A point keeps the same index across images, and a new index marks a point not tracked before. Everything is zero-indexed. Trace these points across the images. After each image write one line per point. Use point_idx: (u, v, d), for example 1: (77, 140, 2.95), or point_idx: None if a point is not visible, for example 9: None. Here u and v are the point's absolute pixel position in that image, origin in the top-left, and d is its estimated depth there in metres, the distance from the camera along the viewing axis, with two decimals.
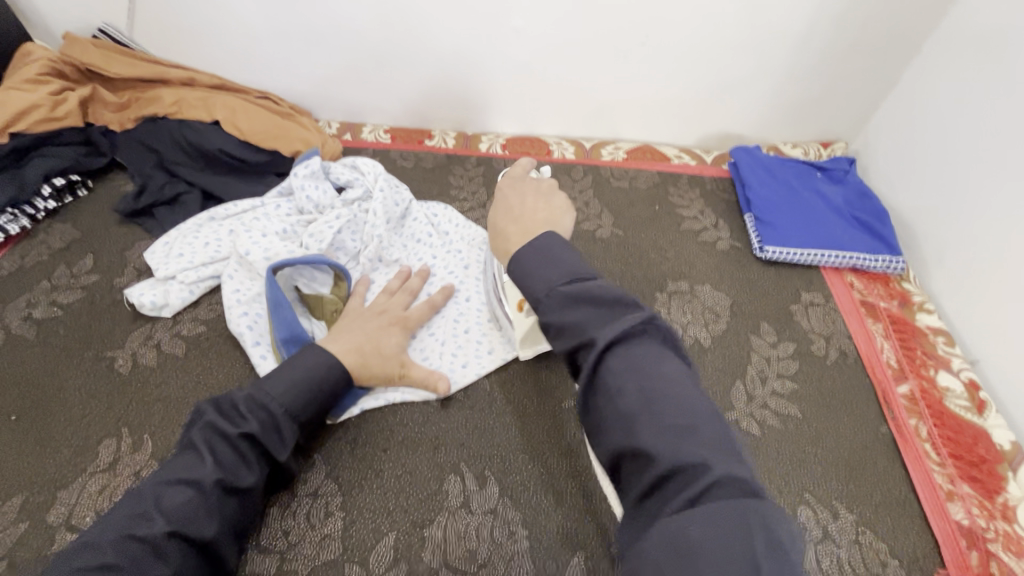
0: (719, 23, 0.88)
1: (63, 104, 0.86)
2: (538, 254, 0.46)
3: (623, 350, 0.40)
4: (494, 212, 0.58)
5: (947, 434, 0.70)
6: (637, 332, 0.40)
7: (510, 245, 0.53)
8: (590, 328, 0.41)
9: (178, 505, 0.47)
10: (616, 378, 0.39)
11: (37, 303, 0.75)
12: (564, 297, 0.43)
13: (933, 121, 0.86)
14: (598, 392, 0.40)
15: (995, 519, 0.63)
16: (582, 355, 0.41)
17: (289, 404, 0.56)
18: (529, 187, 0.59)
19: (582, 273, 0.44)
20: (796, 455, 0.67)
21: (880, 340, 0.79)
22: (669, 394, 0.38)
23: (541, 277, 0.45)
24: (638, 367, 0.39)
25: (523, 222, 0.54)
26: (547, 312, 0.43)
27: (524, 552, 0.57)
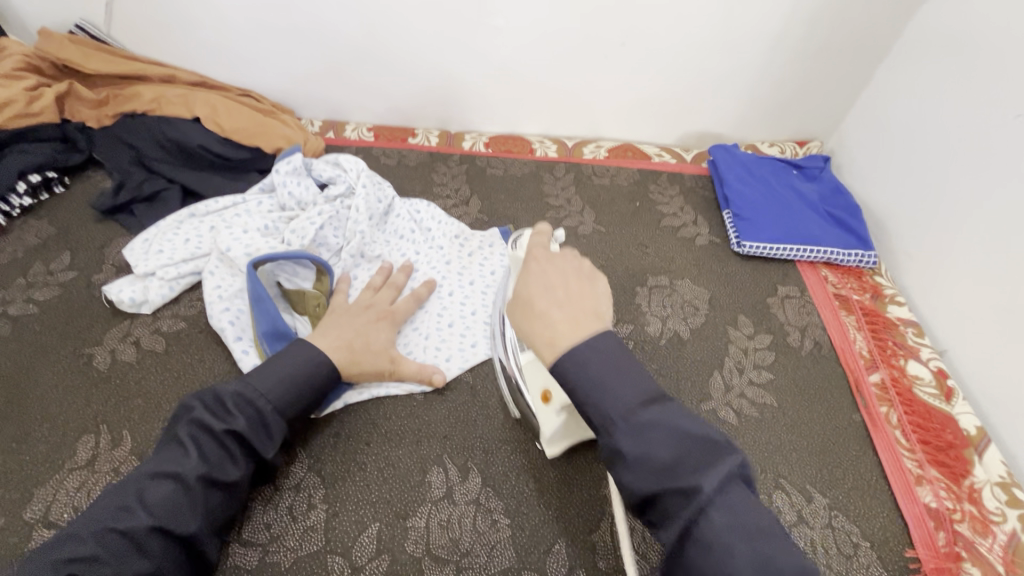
0: (697, 24, 0.90)
1: (40, 99, 0.85)
2: (595, 369, 0.44)
3: (724, 502, 0.39)
4: (525, 284, 0.52)
5: (916, 420, 0.72)
6: (732, 478, 0.40)
7: (557, 336, 0.46)
8: (685, 474, 0.39)
9: (160, 501, 0.48)
10: (718, 537, 0.38)
11: (12, 300, 0.74)
12: (644, 426, 0.41)
13: (902, 121, 0.89)
14: (689, 543, 0.39)
15: (962, 501, 0.65)
16: (672, 499, 0.39)
17: (276, 401, 0.55)
18: (567, 264, 0.53)
19: (656, 392, 0.43)
20: (773, 443, 0.69)
21: (853, 331, 0.81)
22: (772, 549, 0.38)
23: (614, 399, 0.43)
24: (739, 522, 0.38)
25: (568, 308, 0.48)
26: (622, 440, 0.41)
27: (507, 540, 0.57)
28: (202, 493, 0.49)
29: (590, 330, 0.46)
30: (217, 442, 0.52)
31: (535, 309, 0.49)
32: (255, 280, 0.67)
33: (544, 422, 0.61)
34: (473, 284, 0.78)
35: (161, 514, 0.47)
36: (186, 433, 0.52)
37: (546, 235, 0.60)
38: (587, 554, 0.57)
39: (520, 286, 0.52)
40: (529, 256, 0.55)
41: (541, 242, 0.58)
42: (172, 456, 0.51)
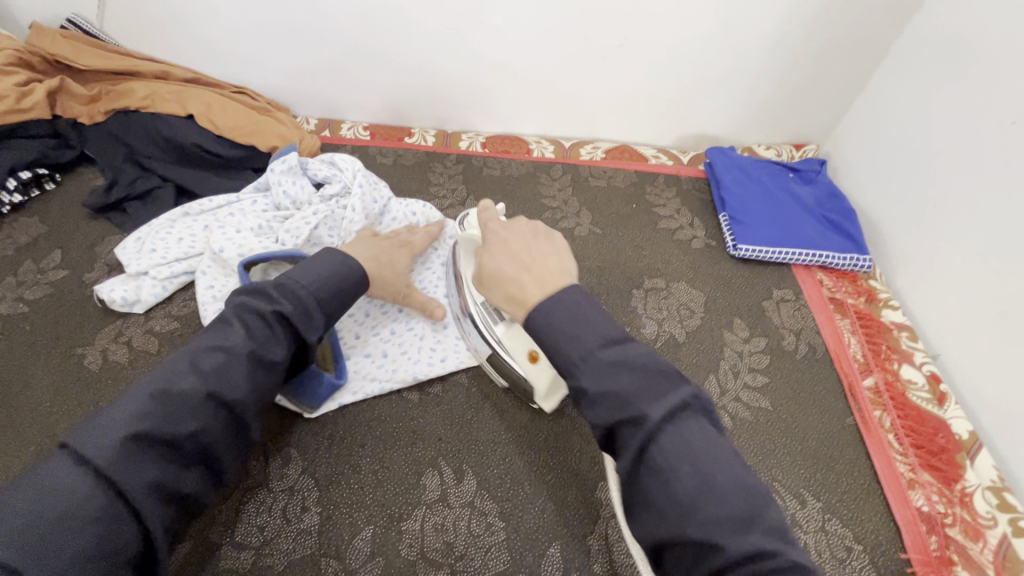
0: (696, 28, 0.90)
1: (31, 95, 0.84)
2: (565, 312, 0.44)
3: (674, 429, 0.39)
4: (488, 254, 0.55)
5: (909, 424, 0.72)
6: (686, 407, 0.40)
7: (527, 297, 0.48)
8: (637, 402, 0.40)
9: (161, 405, 0.46)
10: (670, 460, 0.38)
11: (2, 299, 0.73)
12: (604, 364, 0.41)
13: (898, 126, 0.90)
14: (646, 473, 0.39)
15: (953, 505, 0.66)
16: (625, 430, 0.40)
17: (282, 306, 0.55)
18: (523, 229, 0.57)
19: (616, 335, 0.43)
20: (767, 445, 0.69)
21: (847, 335, 0.82)
22: (724, 478, 0.38)
23: (576, 343, 0.43)
24: (688, 447, 0.39)
25: (535, 270, 0.50)
26: (584, 377, 0.42)
27: (501, 543, 0.57)
28: (204, 407, 0.48)
29: (558, 286, 0.47)
30: (222, 357, 0.51)
31: (504, 275, 0.51)
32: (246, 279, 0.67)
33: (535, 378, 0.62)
34: None
35: (163, 423, 0.45)
36: (193, 351, 0.51)
37: (492, 211, 0.63)
38: (581, 559, 0.57)
39: (486, 257, 0.54)
40: (488, 226, 0.58)
41: (491, 215, 0.61)
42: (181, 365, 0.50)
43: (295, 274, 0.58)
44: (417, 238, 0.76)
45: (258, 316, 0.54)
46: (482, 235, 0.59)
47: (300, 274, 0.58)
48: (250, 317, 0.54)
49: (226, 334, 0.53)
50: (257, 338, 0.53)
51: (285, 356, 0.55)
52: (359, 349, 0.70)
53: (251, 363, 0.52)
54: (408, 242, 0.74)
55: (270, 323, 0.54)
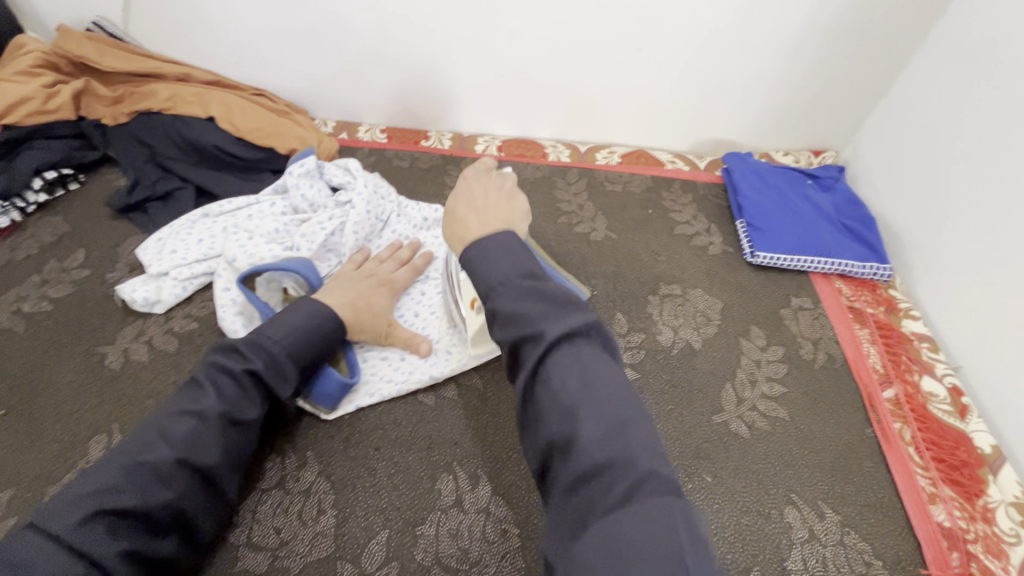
0: (714, 33, 0.89)
1: (57, 96, 0.86)
2: (499, 246, 0.45)
3: (570, 348, 0.39)
4: (454, 201, 0.54)
5: (930, 438, 0.71)
6: (583, 333, 0.40)
7: (467, 232, 0.50)
8: (539, 322, 0.40)
9: (132, 478, 0.47)
10: (559, 376, 0.38)
11: (27, 297, 0.74)
12: (519, 291, 0.42)
13: (919, 133, 0.89)
14: (539, 387, 0.39)
15: (976, 521, 0.65)
16: (526, 350, 0.40)
17: (251, 366, 0.56)
18: (493, 182, 0.56)
19: (536, 269, 0.44)
20: (784, 455, 0.69)
21: (867, 345, 0.80)
22: (610, 398, 0.38)
23: (497, 269, 0.44)
24: (581, 367, 0.39)
25: (484, 215, 0.51)
26: (499, 300, 0.42)
27: (516, 550, 0.57)
28: (176, 475, 0.48)
29: (492, 230, 0.48)
30: (193, 423, 0.51)
31: (456, 216, 0.52)
32: (251, 292, 0.68)
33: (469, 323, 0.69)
34: None
35: (134, 495, 0.46)
36: (164, 418, 0.52)
37: (489, 162, 0.60)
38: None
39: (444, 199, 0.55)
40: (463, 173, 0.58)
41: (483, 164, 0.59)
42: (151, 434, 0.51)
43: (266, 329, 0.58)
44: (399, 276, 0.74)
45: (230, 375, 0.55)
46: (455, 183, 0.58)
47: (271, 328, 0.59)
48: (221, 378, 0.55)
49: (195, 398, 0.53)
50: (228, 400, 0.54)
51: (258, 416, 0.56)
52: (376, 350, 0.71)
53: (222, 426, 0.52)
54: (388, 281, 0.72)
55: (241, 382, 0.55)
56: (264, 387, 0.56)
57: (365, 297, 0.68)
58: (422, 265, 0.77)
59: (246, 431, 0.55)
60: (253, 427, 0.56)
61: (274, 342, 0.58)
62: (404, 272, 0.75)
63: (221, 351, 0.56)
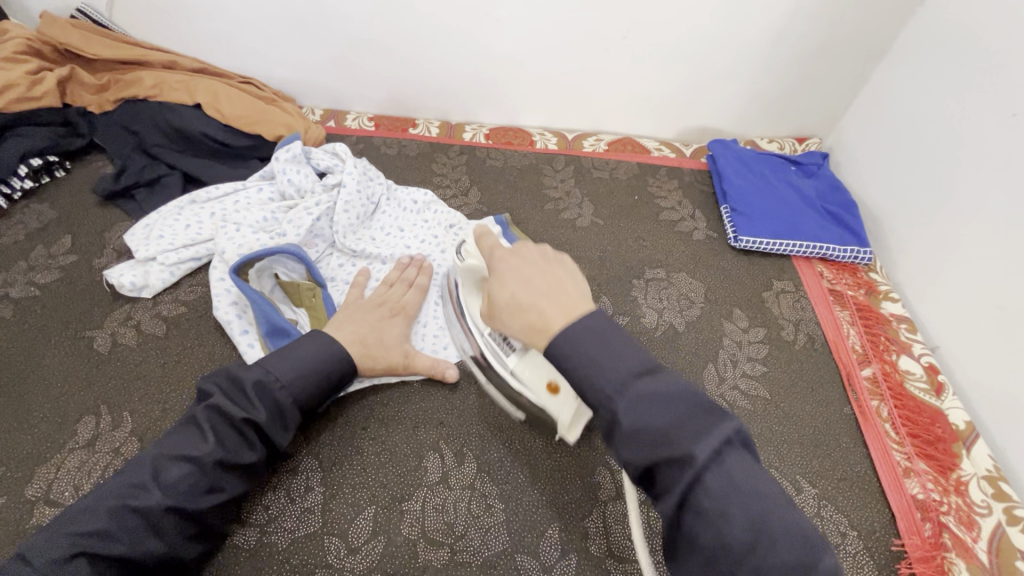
0: (700, 19, 0.90)
1: (41, 83, 0.86)
2: (591, 345, 0.42)
3: (719, 467, 0.37)
4: (502, 280, 0.50)
5: (906, 414, 0.73)
6: (728, 446, 0.38)
7: (549, 323, 0.45)
8: (681, 440, 0.38)
9: (121, 525, 0.46)
10: (716, 501, 0.37)
11: (14, 283, 0.74)
12: (641, 397, 0.39)
13: (901, 118, 0.90)
14: (690, 513, 0.37)
15: (949, 494, 0.66)
16: (668, 470, 0.38)
17: (252, 414, 0.54)
18: (530, 254, 0.52)
19: (649, 364, 0.42)
20: (765, 432, 0.70)
21: (847, 326, 0.82)
22: (769, 510, 0.37)
23: (610, 359, 0.41)
24: (734, 485, 0.37)
25: (555, 296, 0.47)
26: (621, 411, 0.39)
27: (500, 525, 0.58)
28: (166, 523, 0.48)
29: (578, 314, 0.44)
30: (188, 469, 0.50)
31: (521, 303, 0.47)
32: (244, 282, 0.68)
33: (559, 413, 0.57)
34: None
35: (125, 539, 0.46)
36: (159, 460, 0.50)
37: (491, 229, 0.61)
38: (576, 538, 0.58)
39: (497, 284, 0.50)
40: (494, 252, 0.55)
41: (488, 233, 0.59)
42: (144, 474, 0.50)
43: (268, 365, 0.57)
44: (408, 299, 0.72)
45: (228, 422, 0.53)
46: (491, 267, 0.54)
47: (277, 368, 0.57)
48: (220, 423, 0.53)
49: (192, 441, 0.52)
50: (226, 444, 0.52)
51: (258, 459, 0.54)
52: None
53: (219, 474, 0.51)
54: (400, 308, 0.70)
55: (241, 430, 0.53)
56: (271, 429, 0.55)
57: (378, 331, 0.66)
58: (426, 283, 0.74)
59: (243, 475, 0.54)
60: (250, 471, 0.54)
61: (281, 387, 0.56)
62: (413, 294, 0.72)
63: (225, 395, 0.54)
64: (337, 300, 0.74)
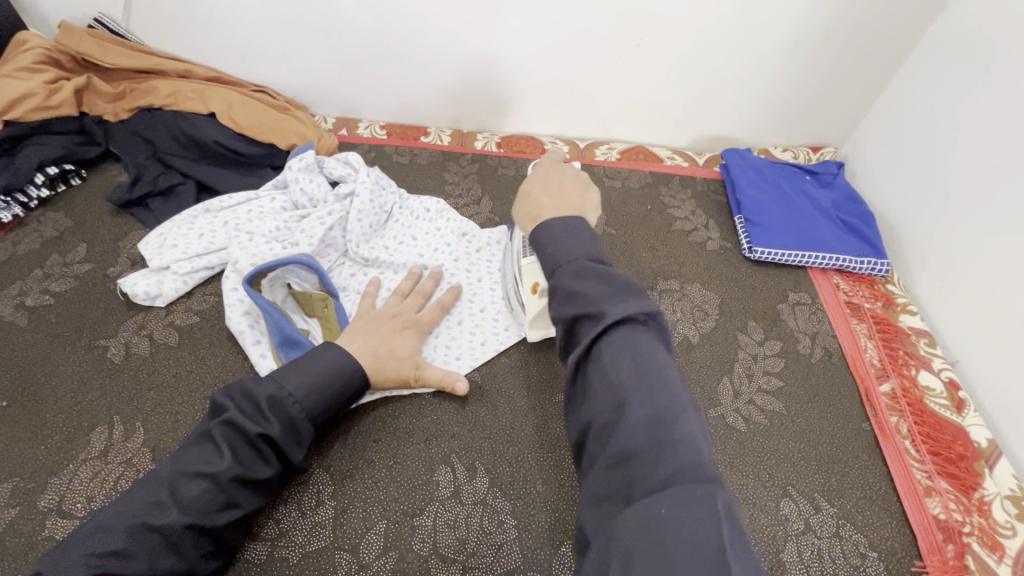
0: (714, 28, 0.89)
1: (58, 92, 0.86)
2: (565, 226, 0.51)
3: (624, 330, 0.44)
4: (529, 183, 0.62)
5: (926, 431, 0.71)
6: (640, 321, 0.45)
7: (541, 212, 0.57)
8: (599, 303, 0.45)
9: (140, 544, 0.46)
10: (610, 368, 0.43)
11: (30, 291, 0.75)
12: (583, 273, 0.48)
13: (918, 128, 0.89)
14: (592, 363, 0.44)
15: (971, 514, 0.65)
16: (584, 326, 0.46)
17: (267, 429, 0.53)
18: (566, 172, 0.63)
19: (599, 255, 0.50)
20: (780, 448, 0.69)
21: (864, 339, 0.81)
22: (658, 387, 0.41)
23: (566, 250, 0.50)
24: (635, 355, 0.43)
25: (557, 198, 0.58)
26: (563, 278, 0.48)
27: (513, 542, 0.57)
28: (184, 541, 0.48)
29: (564, 211, 0.55)
30: (205, 486, 0.50)
31: (531, 195, 0.59)
32: (257, 293, 0.67)
33: (530, 307, 0.71)
34: (481, 280, 0.79)
35: (144, 556, 0.46)
36: (176, 477, 0.50)
37: (557, 159, 0.71)
38: None
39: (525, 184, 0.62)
40: (539, 163, 0.67)
41: (553, 158, 0.69)
42: (162, 492, 0.49)
43: (282, 380, 0.56)
44: (421, 311, 0.71)
45: (244, 438, 0.53)
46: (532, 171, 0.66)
47: (291, 382, 0.56)
48: (235, 439, 0.52)
49: (208, 457, 0.52)
50: (242, 460, 0.52)
51: (273, 474, 0.54)
52: None
53: (235, 490, 0.51)
54: (414, 321, 0.69)
55: (256, 445, 0.53)
56: (285, 445, 0.54)
57: (390, 344, 0.65)
58: (444, 296, 0.74)
59: (258, 490, 0.54)
60: (265, 485, 0.54)
61: (295, 402, 0.55)
62: (425, 307, 0.72)
63: (240, 411, 0.53)
64: (349, 310, 0.74)
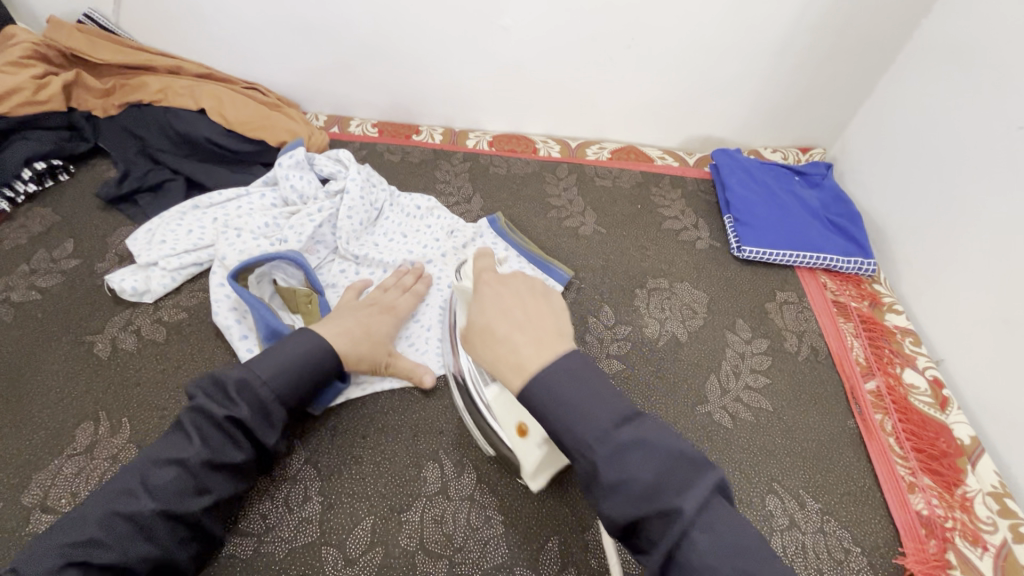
0: (704, 28, 0.90)
1: (46, 88, 0.86)
2: (566, 391, 0.42)
3: (705, 521, 0.39)
4: (483, 313, 0.51)
5: (911, 428, 0.72)
6: (712, 496, 0.40)
7: (524, 359, 0.45)
8: (665, 492, 0.39)
9: (112, 532, 0.46)
10: (706, 559, 0.37)
11: (15, 286, 0.74)
12: (623, 447, 0.40)
13: (906, 129, 0.90)
14: (681, 572, 0.38)
15: (954, 510, 0.65)
16: (655, 522, 0.39)
17: (233, 412, 0.52)
18: (520, 284, 0.54)
19: (631, 412, 0.43)
20: (766, 445, 0.69)
21: (850, 338, 0.82)
22: (757, 564, 0.38)
23: (591, 419, 0.41)
24: (721, 539, 0.38)
25: (529, 328, 0.48)
26: (600, 461, 0.40)
27: (499, 537, 0.58)
28: (158, 528, 0.48)
29: (552, 353, 0.45)
30: (174, 472, 0.50)
31: (495, 334, 0.48)
32: (243, 288, 0.67)
33: (523, 456, 0.57)
34: None
35: (116, 545, 0.46)
36: (147, 465, 0.50)
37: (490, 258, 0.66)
38: (575, 551, 0.57)
39: (476, 312, 0.51)
40: (480, 279, 0.57)
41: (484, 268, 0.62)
42: (134, 481, 0.49)
43: (251, 364, 0.55)
44: (408, 306, 0.71)
45: (212, 422, 0.52)
46: (476, 288, 0.56)
47: (258, 365, 0.55)
48: (203, 423, 0.52)
49: (178, 444, 0.52)
50: (211, 444, 0.51)
51: (246, 459, 0.53)
52: None
53: (207, 475, 0.51)
54: (391, 308, 0.69)
55: (224, 428, 0.52)
56: (254, 424, 0.53)
57: (367, 326, 0.65)
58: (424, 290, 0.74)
59: (235, 475, 0.53)
60: (241, 470, 0.54)
61: (262, 384, 0.54)
62: (409, 300, 0.72)
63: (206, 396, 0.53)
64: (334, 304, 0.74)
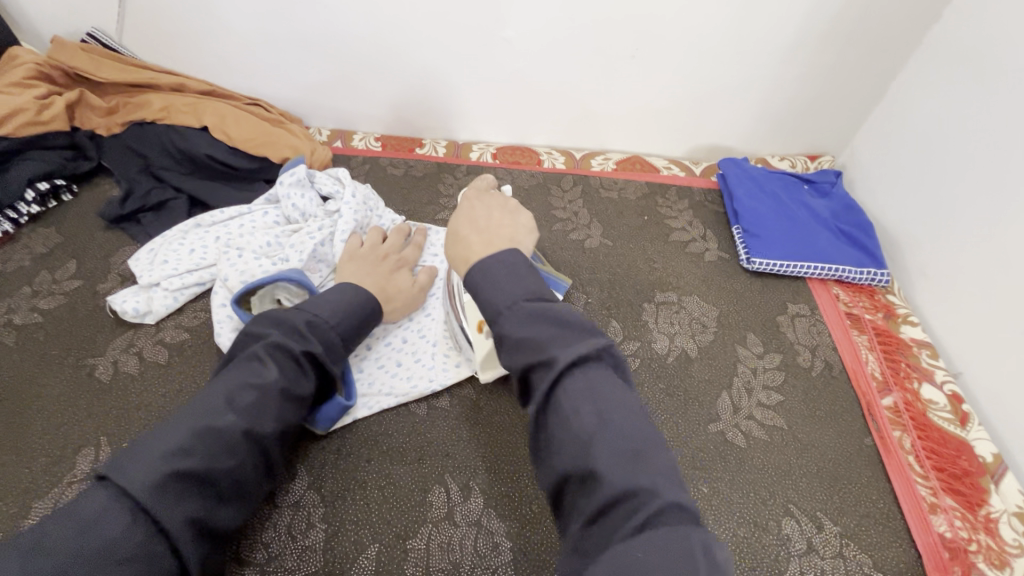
0: (707, 37, 0.89)
1: (51, 107, 0.86)
2: (499, 269, 0.44)
3: (581, 374, 0.39)
4: (453, 221, 0.53)
5: (930, 446, 0.70)
6: (595, 357, 0.40)
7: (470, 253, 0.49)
8: (550, 348, 0.40)
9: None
10: (572, 402, 0.39)
11: (17, 309, 0.74)
12: (525, 314, 0.42)
13: (917, 137, 0.88)
14: (552, 415, 0.39)
15: (978, 532, 0.63)
16: (538, 375, 0.40)
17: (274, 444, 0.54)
18: (494, 201, 0.57)
19: (544, 291, 0.44)
20: (781, 465, 0.68)
21: (865, 352, 0.80)
22: (619, 415, 0.39)
23: (503, 291, 0.43)
24: (592, 390, 0.39)
25: (486, 233, 0.51)
26: (505, 324, 0.42)
27: (509, 565, 0.56)
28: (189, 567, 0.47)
29: (498, 249, 0.47)
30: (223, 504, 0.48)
31: (458, 235, 0.51)
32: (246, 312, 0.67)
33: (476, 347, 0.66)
34: None
35: None
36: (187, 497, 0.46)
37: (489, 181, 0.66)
38: None
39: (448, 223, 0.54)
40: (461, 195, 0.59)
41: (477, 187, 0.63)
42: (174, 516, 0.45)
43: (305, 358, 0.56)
44: None
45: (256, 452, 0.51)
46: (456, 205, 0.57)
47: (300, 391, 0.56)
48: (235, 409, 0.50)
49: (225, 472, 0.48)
50: (247, 415, 0.50)
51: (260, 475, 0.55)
52: (373, 360, 0.70)
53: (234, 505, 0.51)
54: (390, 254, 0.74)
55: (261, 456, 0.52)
56: (289, 401, 0.53)
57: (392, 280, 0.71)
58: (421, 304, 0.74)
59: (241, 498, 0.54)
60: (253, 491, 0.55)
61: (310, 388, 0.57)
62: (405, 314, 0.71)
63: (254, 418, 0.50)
64: None
